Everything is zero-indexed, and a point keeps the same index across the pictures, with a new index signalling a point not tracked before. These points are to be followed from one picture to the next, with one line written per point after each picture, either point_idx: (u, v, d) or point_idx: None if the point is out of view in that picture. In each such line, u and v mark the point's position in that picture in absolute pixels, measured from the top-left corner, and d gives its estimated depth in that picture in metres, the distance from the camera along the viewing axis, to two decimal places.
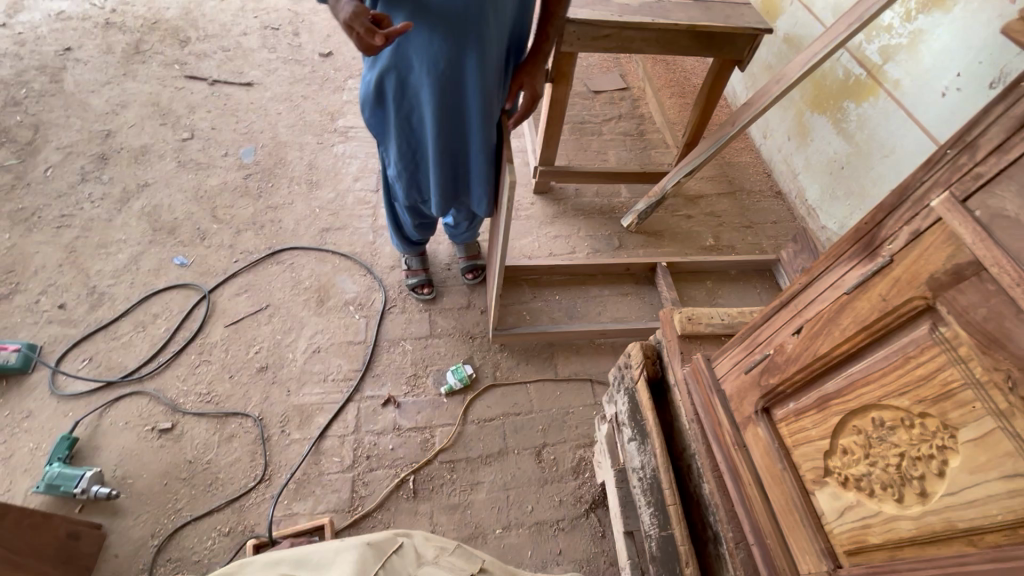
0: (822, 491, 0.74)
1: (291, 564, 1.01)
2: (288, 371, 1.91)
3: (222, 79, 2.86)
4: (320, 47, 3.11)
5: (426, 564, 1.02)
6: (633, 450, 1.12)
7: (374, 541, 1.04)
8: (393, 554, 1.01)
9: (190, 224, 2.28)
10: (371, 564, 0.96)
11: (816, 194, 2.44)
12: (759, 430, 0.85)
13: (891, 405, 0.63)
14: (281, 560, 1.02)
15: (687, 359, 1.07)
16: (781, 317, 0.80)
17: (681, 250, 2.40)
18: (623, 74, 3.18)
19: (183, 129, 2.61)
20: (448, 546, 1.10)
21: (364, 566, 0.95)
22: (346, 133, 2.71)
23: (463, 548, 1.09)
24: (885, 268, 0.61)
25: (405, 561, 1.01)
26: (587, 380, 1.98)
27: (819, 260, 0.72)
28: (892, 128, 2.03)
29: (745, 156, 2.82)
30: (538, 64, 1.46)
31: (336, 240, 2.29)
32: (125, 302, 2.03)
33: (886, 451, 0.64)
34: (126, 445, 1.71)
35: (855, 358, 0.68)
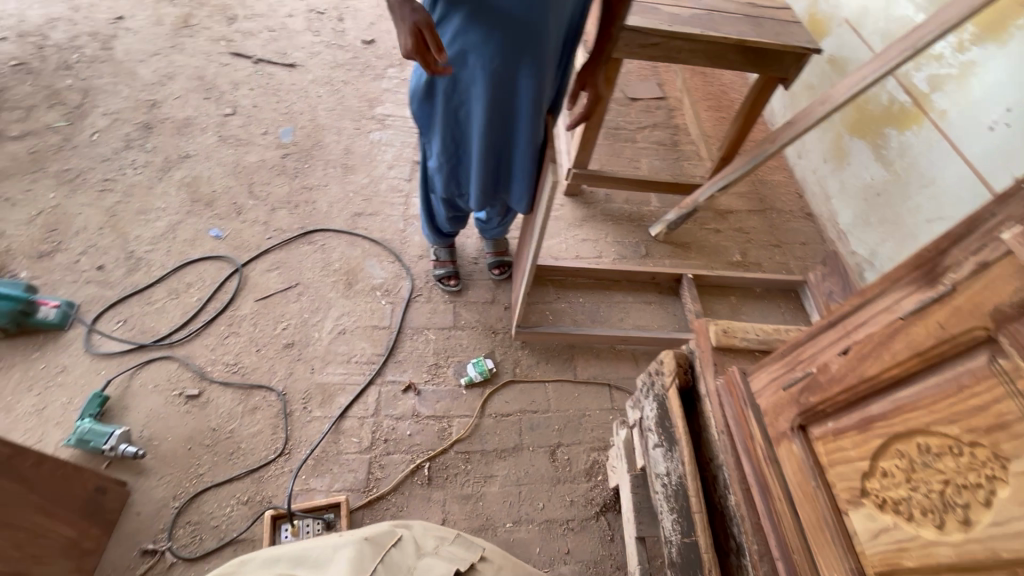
0: (857, 511, 0.75)
1: (287, 562, 1.09)
2: (313, 349, 1.94)
3: (267, 58, 2.91)
4: (364, 34, 3.15)
5: (426, 554, 1.13)
6: (659, 456, 1.16)
7: (371, 535, 1.12)
8: (392, 548, 1.11)
9: (227, 198, 2.33)
10: (369, 561, 1.06)
11: (849, 219, 2.43)
12: (793, 446, 0.86)
13: (938, 432, 0.63)
14: (280, 557, 1.10)
15: (720, 371, 1.08)
16: (828, 336, 0.81)
17: (708, 263, 2.40)
18: (661, 83, 3.18)
19: (226, 105, 2.66)
20: (447, 535, 1.20)
21: (362, 563, 1.05)
22: (384, 121, 2.74)
23: (462, 537, 1.19)
24: (946, 296, 0.62)
25: (405, 553, 1.11)
26: (605, 384, 1.99)
27: (874, 284, 0.73)
28: (934, 159, 2.02)
29: (779, 174, 2.81)
30: (598, 65, 1.49)
31: (367, 225, 2.32)
32: (160, 269, 2.08)
33: (930, 476, 0.64)
34: (154, 408, 1.76)
35: (903, 383, 0.68)
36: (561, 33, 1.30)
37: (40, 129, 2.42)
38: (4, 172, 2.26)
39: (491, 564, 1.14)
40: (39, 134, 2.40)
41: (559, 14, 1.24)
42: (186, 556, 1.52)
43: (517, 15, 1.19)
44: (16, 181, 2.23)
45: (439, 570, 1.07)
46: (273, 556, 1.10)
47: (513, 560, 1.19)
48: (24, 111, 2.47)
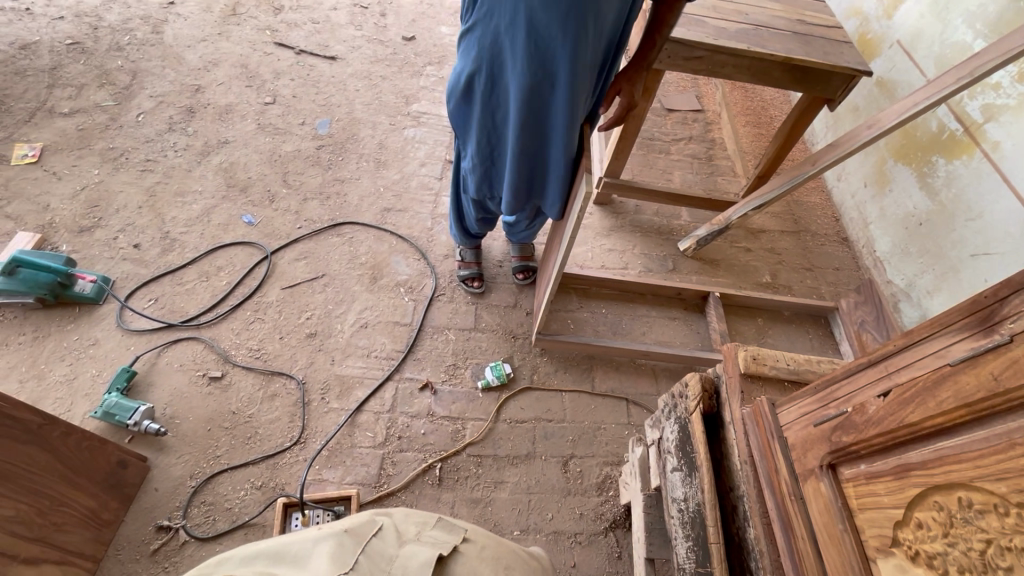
0: (886, 560, 0.72)
1: (266, 560, 0.82)
2: (334, 341, 1.96)
3: (309, 50, 2.95)
4: (405, 30, 3.17)
5: (408, 542, 0.90)
6: (677, 480, 1.14)
7: (350, 527, 0.89)
8: (373, 537, 0.87)
9: (261, 185, 2.37)
10: (350, 553, 0.81)
11: (887, 247, 2.36)
12: (821, 485, 0.83)
13: (983, 488, 0.60)
14: (259, 554, 0.83)
15: (747, 399, 1.05)
16: (867, 375, 0.78)
17: (736, 283, 2.35)
18: (700, 96, 3.13)
19: (267, 94, 2.71)
20: (428, 520, 0.99)
21: (343, 556, 0.80)
22: (418, 118, 2.76)
23: (445, 521, 0.98)
24: (1003, 347, 0.58)
25: (386, 543, 0.87)
26: (623, 399, 1.96)
27: (923, 325, 0.69)
28: (983, 191, 1.94)
29: (815, 196, 2.75)
30: (639, 72, 1.46)
31: (396, 221, 2.34)
32: (193, 251, 2.13)
33: (970, 534, 0.61)
34: (178, 387, 1.80)
35: (948, 433, 0.65)
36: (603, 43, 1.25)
37: (88, 107, 2.50)
38: (53, 147, 2.34)
39: (478, 545, 0.94)
40: (87, 111, 2.48)
41: (601, 25, 1.20)
42: (198, 535, 1.54)
43: (557, 26, 1.15)
44: (63, 156, 2.31)
45: (424, 556, 0.83)
46: (254, 551, 0.84)
47: (495, 539, 1.00)
48: (75, 89, 2.55)
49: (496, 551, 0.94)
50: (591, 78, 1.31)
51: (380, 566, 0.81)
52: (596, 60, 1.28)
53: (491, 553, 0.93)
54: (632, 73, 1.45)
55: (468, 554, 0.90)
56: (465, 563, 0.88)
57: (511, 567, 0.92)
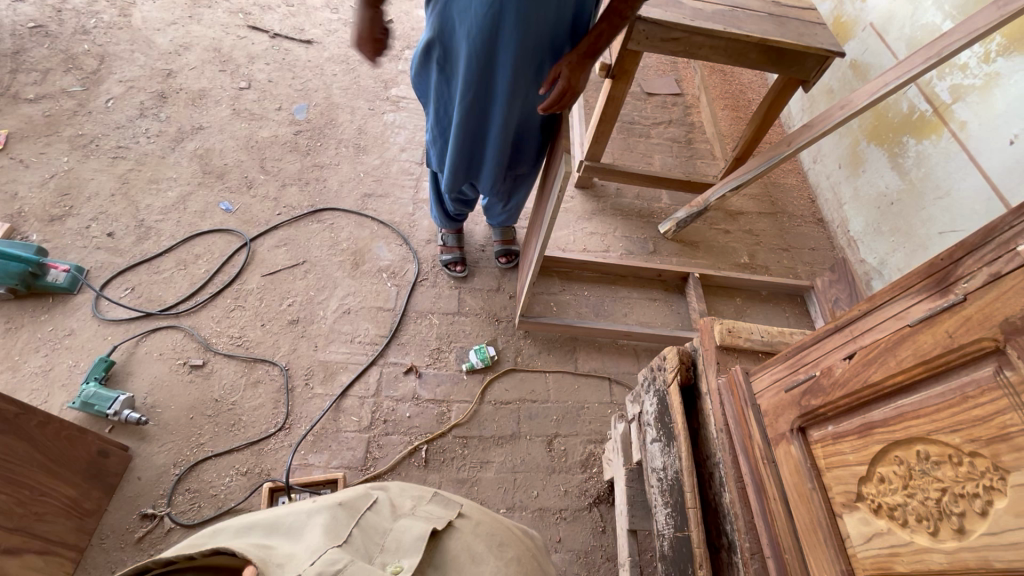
0: (851, 515, 0.75)
1: (261, 531, 0.83)
2: (317, 327, 1.96)
3: (284, 33, 2.89)
4: (382, 14, 3.13)
5: (402, 516, 0.89)
6: (657, 451, 1.17)
7: (345, 500, 0.89)
8: (367, 511, 0.88)
9: (238, 171, 2.33)
10: (345, 527, 0.83)
11: (860, 226, 2.41)
12: (792, 448, 0.86)
13: (939, 440, 0.63)
14: (254, 525, 0.84)
15: (722, 370, 1.09)
16: (834, 340, 0.81)
17: (715, 264, 2.39)
18: (679, 79, 3.15)
19: (241, 78, 2.65)
20: (424, 494, 0.99)
21: (336, 530, 0.81)
22: (398, 102, 2.73)
23: (441, 494, 0.98)
24: (957, 305, 0.61)
25: (381, 517, 0.88)
26: (606, 378, 1.99)
27: (885, 289, 0.73)
28: (950, 170, 2.00)
29: (791, 178, 2.80)
30: (592, 60, 1.27)
31: (376, 207, 2.32)
32: (169, 239, 2.09)
33: (927, 484, 0.64)
34: (158, 375, 1.78)
35: (907, 391, 0.68)
36: (555, 21, 1.22)
37: (55, 92, 2.42)
38: (18, 134, 2.26)
39: (473, 520, 0.92)
40: (54, 97, 2.40)
41: (551, 6, 1.18)
42: (184, 522, 1.54)
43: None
44: (30, 144, 2.24)
45: (418, 530, 0.84)
46: (248, 522, 0.85)
47: (492, 515, 0.99)
48: (40, 74, 2.47)
49: (491, 527, 0.93)
50: (539, 59, 1.30)
51: (374, 540, 0.83)
52: (545, 42, 1.26)
53: (486, 529, 0.91)
54: (582, 58, 1.27)
55: (462, 530, 0.89)
56: (458, 538, 0.87)
57: (506, 544, 0.90)
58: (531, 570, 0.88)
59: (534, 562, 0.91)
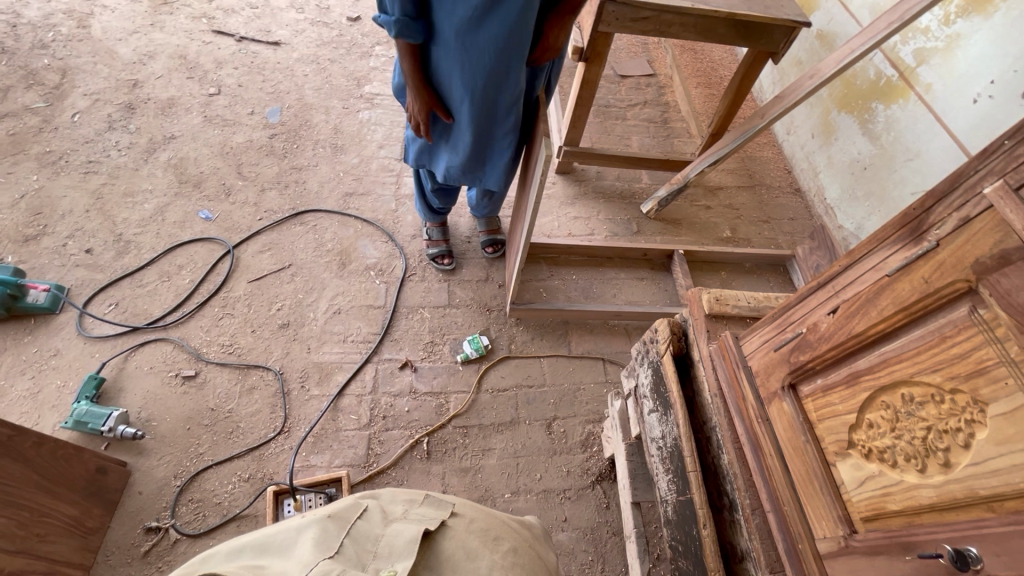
0: (844, 462, 0.79)
1: (252, 553, 0.84)
2: (309, 329, 1.95)
3: (250, 36, 2.85)
4: (349, 11, 3.10)
5: (394, 521, 0.90)
6: (655, 421, 1.19)
7: (334, 512, 0.89)
8: (358, 520, 0.88)
9: (215, 179, 2.30)
10: (335, 539, 0.82)
11: (836, 193, 2.47)
12: (784, 405, 0.89)
13: (921, 381, 0.67)
14: (244, 547, 0.85)
15: (713, 337, 1.12)
16: (817, 297, 0.84)
17: (698, 240, 2.43)
18: (651, 60, 3.17)
19: (210, 84, 2.61)
20: (415, 498, 1.00)
21: (326, 542, 0.81)
22: (372, 99, 2.71)
23: (433, 496, 0.99)
24: (930, 252, 0.65)
25: (372, 523, 0.88)
26: (599, 359, 2.02)
27: (863, 242, 0.76)
28: (919, 132, 2.05)
29: (767, 151, 2.84)
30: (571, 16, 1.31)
31: (358, 205, 2.31)
32: (150, 252, 2.06)
33: (913, 424, 0.68)
34: (150, 389, 1.76)
35: (889, 338, 0.71)
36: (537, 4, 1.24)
37: (18, 110, 2.36)
38: None
39: (466, 518, 0.93)
40: (17, 115, 2.34)
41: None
42: (189, 533, 1.53)
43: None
44: None
45: (410, 532, 0.85)
46: (237, 546, 0.85)
47: (487, 511, 1.00)
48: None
49: (485, 522, 0.94)
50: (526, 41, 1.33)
51: (366, 548, 0.83)
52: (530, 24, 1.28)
53: (480, 524, 0.93)
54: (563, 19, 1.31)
55: (456, 528, 0.90)
56: (453, 537, 0.88)
57: (501, 537, 0.92)
58: (527, 561, 0.90)
59: (530, 552, 0.94)
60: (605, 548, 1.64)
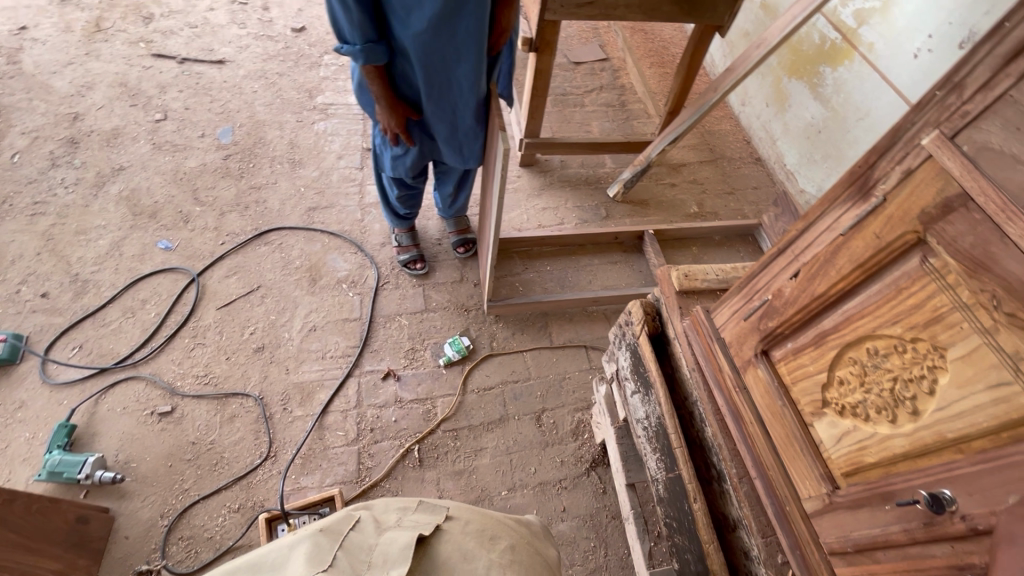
0: (820, 421, 0.80)
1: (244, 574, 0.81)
2: (285, 350, 1.91)
3: (192, 57, 2.76)
4: (293, 22, 3.03)
5: (388, 529, 0.89)
6: (637, 402, 1.20)
7: (327, 525, 0.88)
8: (350, 531, 0.86)
9: (171, 207, 2.23)
10: (327, 551, 0.81)
11: (795, 159, 2.51)
12: (758, 371, 0.91)
13: (884, 334, 0.68)
14: (236, 570, 0.83)
15: (685, 313, 1.12)
16: (778, 263, 0.85)
17: (666, 218, 2.45)
18: (603, 44, 3.18)
19: (156, 110, 2.53)
20: (409, 505, 0.98)
21: (319, 556, 0.80)
22: (326, 110, 2.66)
23: (427, 502, 0.98)
24: (878, 207, 0.66)
25: (366, 534, 0.87)
26: (582, 347, 2.03)
27: (816, 204, 0.77)
28: (867, 92, 2.10)
29: (725, 124, 2.87)
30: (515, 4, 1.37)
31: (323, 219, 2.27)
32: (111, 289, 1.99)
33: (880, 377, 0.70)
34: (126, 430, 1.71)
35: (850, 296, 0.73)
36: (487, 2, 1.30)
37: None
38: None
39: (461, 521, 0.93)
40: None
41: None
42: (183, 571, 1.49)
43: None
44: None
45: (405, 538, 0.84)
46: (229, 568, 0.83)
47: (483, 512, 0.99)
48: None
49: (481, 523, 0.94)
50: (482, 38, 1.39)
51: (360, 558, 0.81)
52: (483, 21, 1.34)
53: (475, 526, 0.93)
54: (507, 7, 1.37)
55: (452, 531, 0.89)
56: (449, 540, 0.88)
57: (498, 536, 0.92)
58: (525, 557, 0.90)
59: (528, 548, 0.94)
60: (606, 532, 1.65)
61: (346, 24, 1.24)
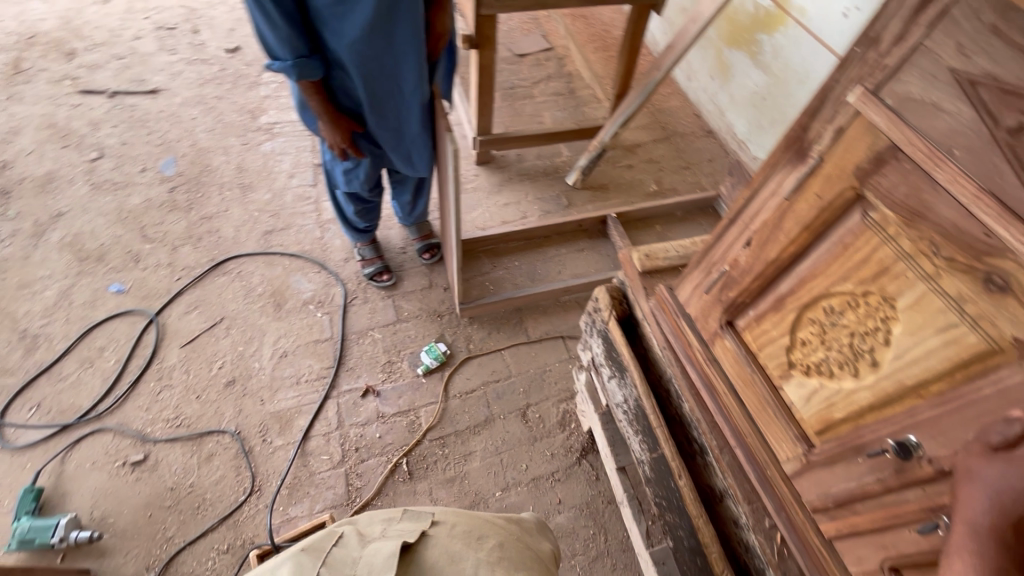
0: (789, 383, 0.81)
1: None
2: (258, 381, 1.86)
3: (123, 89, 2.65)
4: (226, 42, 2.93)
5: (372, 541, 0.87)
6: (615, 387, 1.19)
7: (308, 544, 0.85)
8: (333, 547, 0.84)
9: (119, 248, 2.14)
10: (310, 569, 0.79)
11: (744, 127, 2.56)
12: (726, 342, 0.91)
13: (837, 291, 0.69)
14: None
15: (650, 293, 1.12)
16: (731, 233, 0.86)
17: (627, 199, 2.47)
18: (545, 34, 3.17)
19: (90, 149, 2.42)
20: (394, 514, 0.96)
21: None
22: (271, 129, 2.59)
23: (412, 510, 0.96)
24: (816, 167, 0.67)
25: (349, 548, 0.84)
26: (559, 337, 2.04)
27: (759, 171, 0.77)
28: (804, 55, 2.15)
29: (673, 100, 2.90)
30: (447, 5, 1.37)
31: (282, 241, 2.21)
32: (64, 341, 1.90)
33: (839, 333, 0.71)
34: (99, 485, 1.63)
35: (802, 258, 0.74)
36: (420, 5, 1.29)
37: None
38: None
39: (447, 524, 0.92)
40: None
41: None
42: None
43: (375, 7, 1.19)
44: None
45: (390, 547, 0.82)
46: None
47: (469, 514, 0.98)
48: None
49: (467, 524, 0.93)
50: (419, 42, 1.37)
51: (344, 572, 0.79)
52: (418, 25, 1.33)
53: (462, 527, 0.91)
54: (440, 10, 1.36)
55: (438, 536, 0.88)
56: (435, 545, 0.87)
57: (485, 535, 0.91)
58: (514, 553, 0.90)
59: (518, 544, 0.93)
60: (604, 518, 1.66)
61: (275, 39, 1.20)
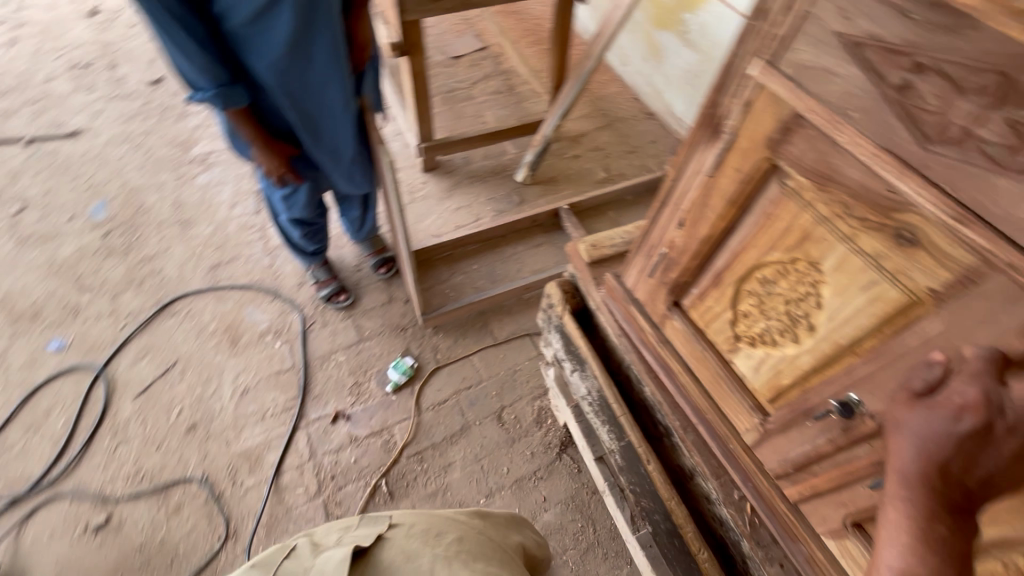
0: (738, 356, 0.82)
1: None
2: (221, 422, 1.79)
3: (40, 135, 2.51)
4: (147, 74, 2.81)
5: (326, 550, 0.83)
6: (577, 380, 1.16)
7: (259, 560, 0.82)
8: (283, 561, 0.81)
9: (55, 302, 2.03)
10: None
11: (682, 105, 2.60)
12: (675, 323, 0.92)
13: (768, 261, 0.70)
14: None
15: (600, 283, 1.12)
16: (664, 215, 0.86)
17: (578, 190, 2.48)
18: (478, 33, 3.15)
19: (11, 202, 2.28)
20: (351, 522, 0.93)
21: None
22: (206, 160, 2.49)
23: (369, 516, 0.93)
24: (732, 143, 0.67)
25: (301, 560, 0.81)
26: (525, 336, 2.03)
27: (681, 151, 0.77)
28: (728, 29, 2.20)
29: (612, 86, 2.93)
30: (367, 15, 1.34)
31: (230, 274, 2.13)
32: (4, 408, 1.79)
33: (775, 302, 0.72)
34: (60, 555, 1.54)
35: (732, 232, 0.74)
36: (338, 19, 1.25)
37: None
38: None
39: (405, 525, 0.89)
40: None
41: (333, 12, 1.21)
42: None
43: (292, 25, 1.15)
44: None
45: (340, 554, 0.78)
46: None
47: (431, 514, 0.96)
48: None
49: (425, 524, 0.90)
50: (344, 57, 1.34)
51: None
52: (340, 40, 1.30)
53: (421, 527, 0.89)
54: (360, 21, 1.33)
55: (394, 537, 0.85)
56: (391, 546, 0.84)
57: (444, 532, 0.89)
58: (474, 547, 0.87)
59: (480, 539, 0.91)
60: (590, 509, 1.66)
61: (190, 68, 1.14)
